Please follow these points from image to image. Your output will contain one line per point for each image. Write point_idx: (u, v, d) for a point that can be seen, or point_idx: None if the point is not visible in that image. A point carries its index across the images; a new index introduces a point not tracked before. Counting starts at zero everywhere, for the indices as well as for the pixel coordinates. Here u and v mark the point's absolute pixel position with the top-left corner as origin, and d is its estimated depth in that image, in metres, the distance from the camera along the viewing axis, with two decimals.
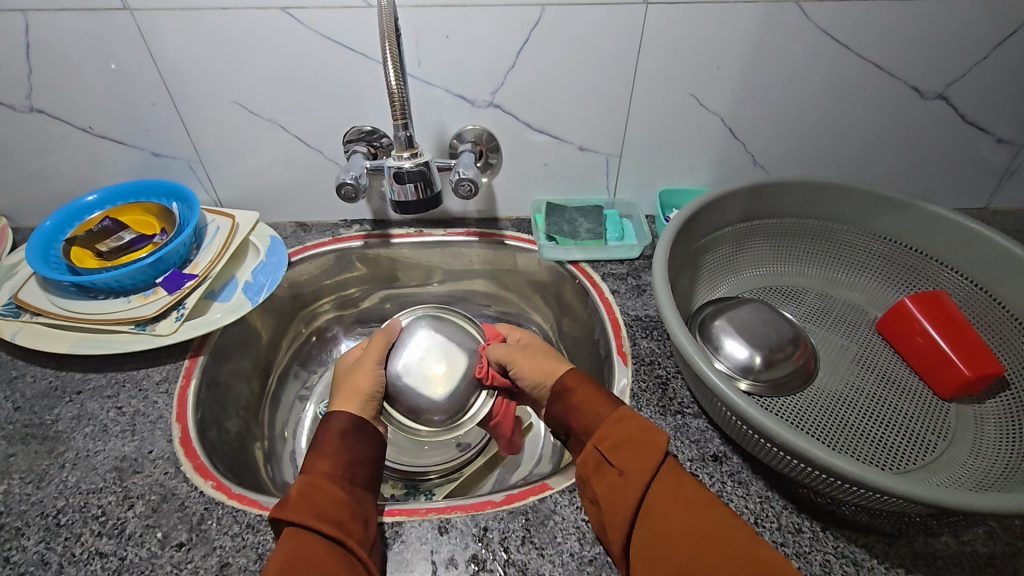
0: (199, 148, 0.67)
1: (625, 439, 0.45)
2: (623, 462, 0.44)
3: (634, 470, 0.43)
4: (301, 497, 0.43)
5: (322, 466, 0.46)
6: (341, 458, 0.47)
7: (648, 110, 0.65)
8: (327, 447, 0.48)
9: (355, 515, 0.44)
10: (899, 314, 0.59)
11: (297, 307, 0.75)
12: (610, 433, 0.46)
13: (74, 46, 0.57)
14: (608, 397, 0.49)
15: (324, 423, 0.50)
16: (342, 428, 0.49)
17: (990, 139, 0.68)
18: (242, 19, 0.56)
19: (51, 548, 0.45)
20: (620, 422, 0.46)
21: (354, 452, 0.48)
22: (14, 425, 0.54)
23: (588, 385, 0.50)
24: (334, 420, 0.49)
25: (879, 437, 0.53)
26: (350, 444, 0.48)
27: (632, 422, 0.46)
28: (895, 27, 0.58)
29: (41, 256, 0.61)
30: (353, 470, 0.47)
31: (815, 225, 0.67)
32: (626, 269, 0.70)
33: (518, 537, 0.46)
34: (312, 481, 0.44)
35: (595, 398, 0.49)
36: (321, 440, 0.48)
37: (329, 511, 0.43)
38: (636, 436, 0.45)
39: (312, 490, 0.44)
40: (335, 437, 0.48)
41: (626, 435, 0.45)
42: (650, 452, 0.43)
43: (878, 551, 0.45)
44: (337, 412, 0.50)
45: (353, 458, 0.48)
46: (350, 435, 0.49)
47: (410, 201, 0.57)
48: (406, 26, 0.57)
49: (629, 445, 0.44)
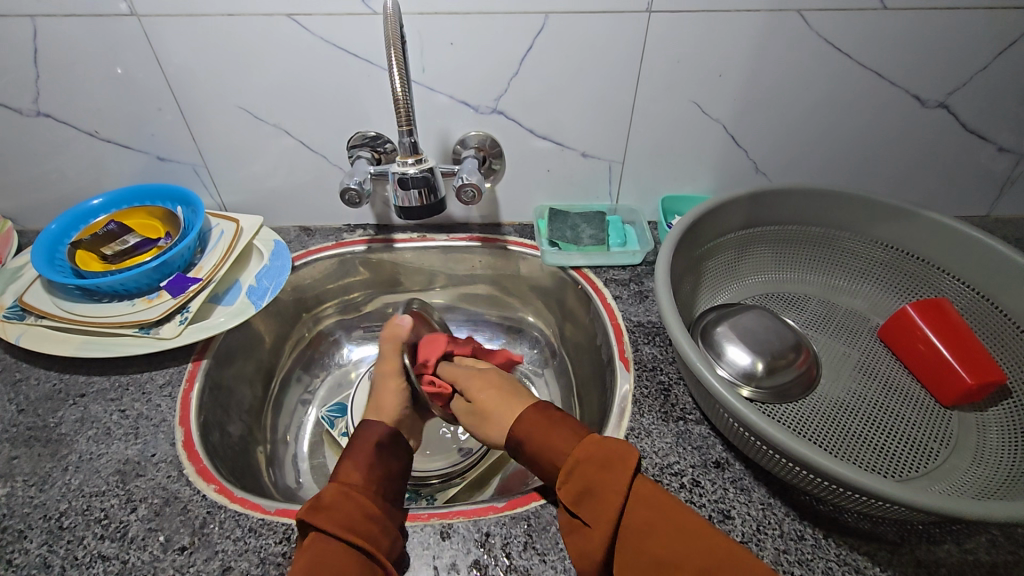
0: (203, 152, 0.68)
1: (590, 488, 0.42)
2: (590, 513, 0.42)
3: (599, 521, 0.41)
4: (333, 507, 0.44)
5: (354, 477, 0.47)
6: (374, 471, 0.49)
7: (651, 117, 0.65)
8: (361, 457, 0.49)
9: (384, 530, 0.44)
10: (899, 322, 0.59)
11: (300, 312, 0.76)
12: (568, 483, 0.44)
13: (81, 51, 0.57)
14: (566, 435, 0.47)
15: (360, 431, 0.52)
16: (378, 439, 0.51)
17: (990, 147, 0.69)
18: (248, 26, 0.56)
19: (53, 551, 0.45)
20: (575, 468, 0.44)
21: (387, 466, 0.50)
22: (17, 428, 0.54)
23: (540, 423, 0.48)
24: (371, 429, 0.51)
25: (881, 445, 0.53)
26: (382, 457, 0.50)
27: (588, 461, 0.44)
28: (895, 36, 0.58)
29: (47, 259, 0.61)
30: (385, 485, 0.48)
31: (817, 233, 0.67)
32: (628, 275, 0.70)
33: (521, 542, 0.46)
34: (344, 491, 0.45)
35: (560, 442, 0.46)
36: (356, 448, 0.50)
37: (359, 524, 0.43)
38: (596, 477, 0.42)
39: (345, 499, 0.45)
40: (369, 447, 0.50)
41: (588, 481, 0.43)
42: (608, 495, 0.41)
43: (881, 559, 0.45)
44: (373, 421, 0.52)
45: (382, 472, 0.49)
46: (384, 448, 0.50)
47: (414, 206, 0.57)
48: (411, 33, 0.57)
49: (590, 490, 0.42)
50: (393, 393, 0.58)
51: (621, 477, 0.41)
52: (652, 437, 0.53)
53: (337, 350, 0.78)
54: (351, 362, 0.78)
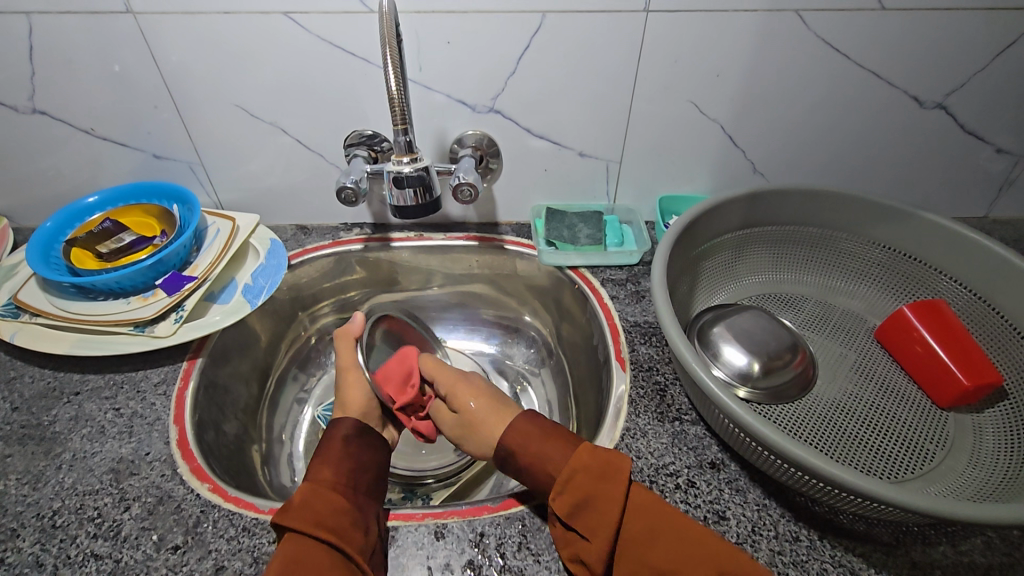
0: (200, 150, 0.67)
1: (587, 500, 0.42)
2: (587, 525, 0.42)
3: (598, 533, 0.41)
4: (302, 505, 0.44)
5: (324, 474, 0.47)
6: (343, 465, 0.49)
7: (648, 118, 0.65)
8: (330, 454, 0.49)
9: (355, 523, 0.44)
10: (897, 323, 0.59)
11: (297, 310, 0.75)
12: (564, 495, 0.43)
13: (77, 48, 0.57)
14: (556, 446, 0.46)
15: (328, 432, 0.52)
16: (345, 433, 0.51)
17: (989, 148, 0.68)
18: (245, 24, 0.56)
19: (46, 550, 0.45)
20: (570, 480, 0.43)
21: (357, 459, 0.50)
22: (11, 426, 0.54)
23: (535, 435, 0.48)
24: (340, 425, 0.52)
25: (878, 447, 0.53)
26: (350, 451, 0.50)
27: (582, 473, 0.44)
28: (894, 36, 0.58)
29: (42, 257, 0.61)
30: (357, 477, 0.48)
31: (814, 233, 0.67)
32: (626, 275, 0.70)
33: (515, 543, 0.46)
34: (314, 487, 0.45)
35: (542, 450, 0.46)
36: (325, 446, 0.50)
37: (329, 518, 0.43)
38: (594, 490, 0.42)
39: (315, 496, 0.45)
40: (338, 443, 0.50)
41: (585, 494, 0.43)
42: (607, 509, 0.41)
43: (876, 560, 0.45)
44: (342, 419, 0.53)
45: (354, 466, 0.49)
46: (351, 442, 0.51)
47: (410, 205, 0.57)
48: (407, 31, 0.57)
49: (588, 502, 0.42)
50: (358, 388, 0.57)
51: (619, 489, 0.42)
52: (648, 438, 0.53)
53: (334, 349, 0.78)
54: None
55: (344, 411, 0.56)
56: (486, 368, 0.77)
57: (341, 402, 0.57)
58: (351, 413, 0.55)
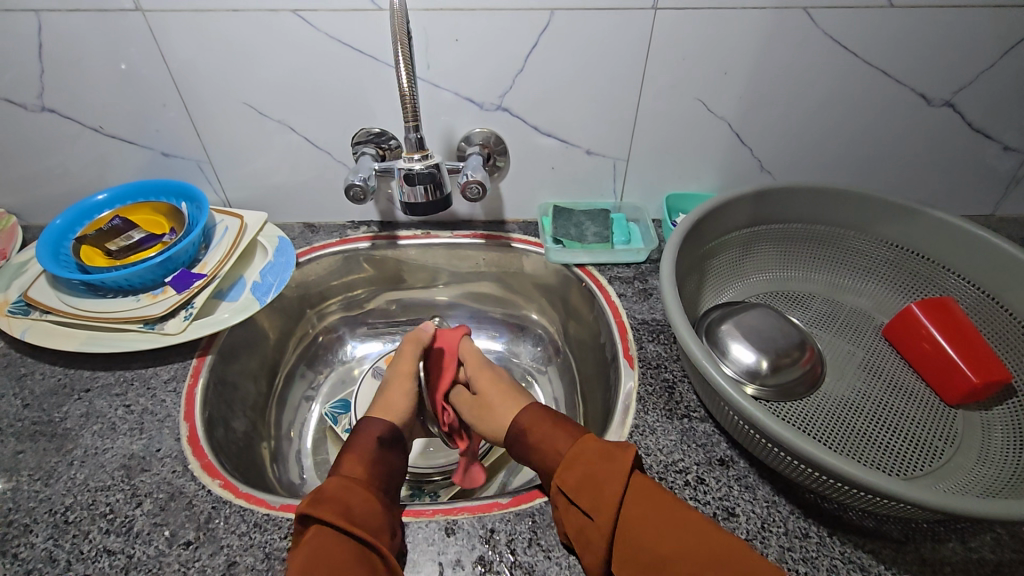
0: (208, 148, 0.68)
1: (586, 479, 0.44)
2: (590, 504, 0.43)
3: (602, 508, 0.42)
4: (335, 500, 0.44)
5: (356, 472, 0.48)
6: (375, 467, 0.49)
7: (656, 115, 0.65)
8: (363, 452, 0.50)
9: (385, 527, 0.44)
10: (905, 320, 0.59)
11: (304, 308, 0.76)
12: (572, 472, 0.45)
13: (86, 46, 0.57)
14: (565, 431, 0.49)
15: (360, 429, 0.53)
16: (380, 434, 0.52)
17: (996, 146, 0.68)
18: (254, 22, 0.56)
19: (59, 545, 0.45)
20: (576, 458, 0.46)
21: (388, 464, 0.50)
22: (22, 422, 0.54)
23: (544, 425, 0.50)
24: (370, 426, 0.53)
25: (887, 444, 0.53)
26: (384, 455, 0.51)
27: (588, 453, 0.46)
28: (902, 33, 0.58)
29: (52, 254, 0.61)
30: (386, 480, 0.49)
31: (822, 231, 0.67)
32: (633, 273, 0.70)
33: (526, 539, 0.46)
34: (347, 483, 0.46)
35: (550, 433, 0.49)
36: (357, 446, 0.51)
37: (361, 518, 0.43)
38: (600, 471, 0.44)
39: (345, 490, 0.45)
40: (372, 444, 0.51)
41: (587, 471, 0.44)
42: (612, 486, 0.43)
43: (886, 557, 0.45)
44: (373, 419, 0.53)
45: (386, 470, 0.50)
46: (385, 445, 0.52)
47: (420, 203, 0.56)
48: (416, 29, 0.57)
49: (591, 480, 0.44)
50: (401, 393, 0.58)
51: (621, 467, 0.43)
52: (657, 435, 0.53)
53: (341, 346, 0.78)
54: (355, 359, 0.78)
55: (383, 413, 0.56)
56: (493, 366, 0.77)
57: (382, 403, 0.57)
58: (391, 419, 0.55)
